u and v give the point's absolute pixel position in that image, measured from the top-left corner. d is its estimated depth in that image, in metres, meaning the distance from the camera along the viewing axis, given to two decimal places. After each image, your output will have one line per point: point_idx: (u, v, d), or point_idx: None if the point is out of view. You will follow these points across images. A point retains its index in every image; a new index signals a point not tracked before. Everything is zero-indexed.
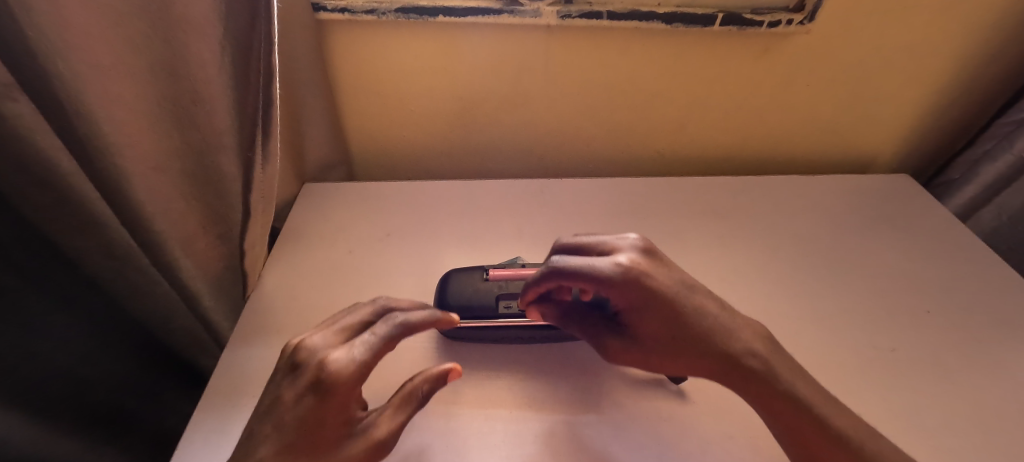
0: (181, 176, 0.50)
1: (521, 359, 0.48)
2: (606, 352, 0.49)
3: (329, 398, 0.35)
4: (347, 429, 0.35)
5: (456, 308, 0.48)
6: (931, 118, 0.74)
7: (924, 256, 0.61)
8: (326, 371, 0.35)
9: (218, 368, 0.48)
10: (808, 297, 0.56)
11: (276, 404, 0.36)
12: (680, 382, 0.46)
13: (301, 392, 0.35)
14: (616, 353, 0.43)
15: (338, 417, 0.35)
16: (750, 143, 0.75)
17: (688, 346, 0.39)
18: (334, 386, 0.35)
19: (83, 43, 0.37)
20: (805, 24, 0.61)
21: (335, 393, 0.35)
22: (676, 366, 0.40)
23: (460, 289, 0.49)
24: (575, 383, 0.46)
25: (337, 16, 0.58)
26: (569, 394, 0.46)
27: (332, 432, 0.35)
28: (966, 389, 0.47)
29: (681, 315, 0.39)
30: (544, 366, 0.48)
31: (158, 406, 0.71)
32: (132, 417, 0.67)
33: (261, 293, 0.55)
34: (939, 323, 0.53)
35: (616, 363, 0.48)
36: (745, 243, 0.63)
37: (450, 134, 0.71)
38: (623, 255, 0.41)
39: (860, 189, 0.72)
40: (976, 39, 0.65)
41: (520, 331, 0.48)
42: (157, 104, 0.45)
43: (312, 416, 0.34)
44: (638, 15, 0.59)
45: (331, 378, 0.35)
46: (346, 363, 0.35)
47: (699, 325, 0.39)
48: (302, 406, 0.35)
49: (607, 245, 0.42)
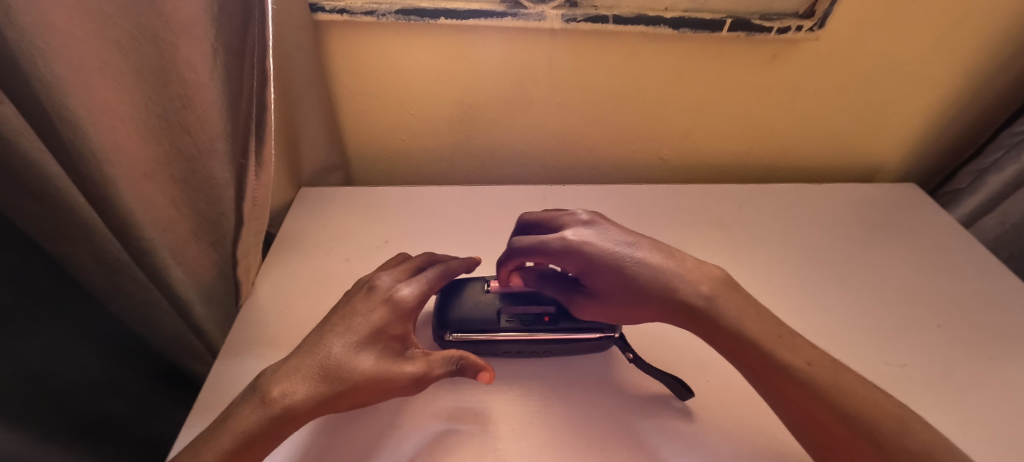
0: (172, 182, 0.48)
1: (523, 374, 0.47)
2: (610, 369, 0.48)
3: (395, 311, 0.44)
4: (402, 344, 0.42)
5: (456, 322, 0.46)
6: (939, 126, 0.73)
7: (931, 267, 0.60)
8: (395, 294, 0.45)
9: (208, 381, 0.46)
10: (816, 310, 0.55)
11: (349, 314, 0.44)
12: (686, 398, 0.45)
13: (374, 305, 0.44)
14: (582, 311, 0.45)
15: (398, 330, 0.43)
16: (756, 150, 0.74)
17: (633, 291, 0.43)
18: (401, 303, 0.44)
19: (66, 43, 0.35)
20: (814, 30, 0.60)
21: (402, 310, 0.44)
22: (634, 314, 0.44)
23: (461, 302, 0.48)
24: (577, 399, 0.45)
25: (335, 18, 0.56)
26: (572, 411, 0.44)
27: (390, 340, 0.42)
28: (981, 407, 0.46)
29: (622, 267, 0.44)
30: (546, 381, 0.46)
31: (151, 415, 0.69)
32: (125, 427, 0.65)
33: (253, 303, 0.54)
34: (951, 338, 0.52)
35: (619, 377, 0.47)
36: (750, 253, 0.62)
37: (450, 138, 0.70)
38: (569, 227, 0.48)
39: (865, 198, 0.71)
40: (987, 47, 0.64)
41: (522, 346, 0.46)
42: (145, 108, 0.43)
43: (379, 323, 0.43)
44: (645, 20, 0.57)
45: (398, 299, 0.44)
46: (410, 292, 0.45)
47: (642, 272, 0.44)
48: (372, 315, 0.43)
49: (559, 221, 0.49)
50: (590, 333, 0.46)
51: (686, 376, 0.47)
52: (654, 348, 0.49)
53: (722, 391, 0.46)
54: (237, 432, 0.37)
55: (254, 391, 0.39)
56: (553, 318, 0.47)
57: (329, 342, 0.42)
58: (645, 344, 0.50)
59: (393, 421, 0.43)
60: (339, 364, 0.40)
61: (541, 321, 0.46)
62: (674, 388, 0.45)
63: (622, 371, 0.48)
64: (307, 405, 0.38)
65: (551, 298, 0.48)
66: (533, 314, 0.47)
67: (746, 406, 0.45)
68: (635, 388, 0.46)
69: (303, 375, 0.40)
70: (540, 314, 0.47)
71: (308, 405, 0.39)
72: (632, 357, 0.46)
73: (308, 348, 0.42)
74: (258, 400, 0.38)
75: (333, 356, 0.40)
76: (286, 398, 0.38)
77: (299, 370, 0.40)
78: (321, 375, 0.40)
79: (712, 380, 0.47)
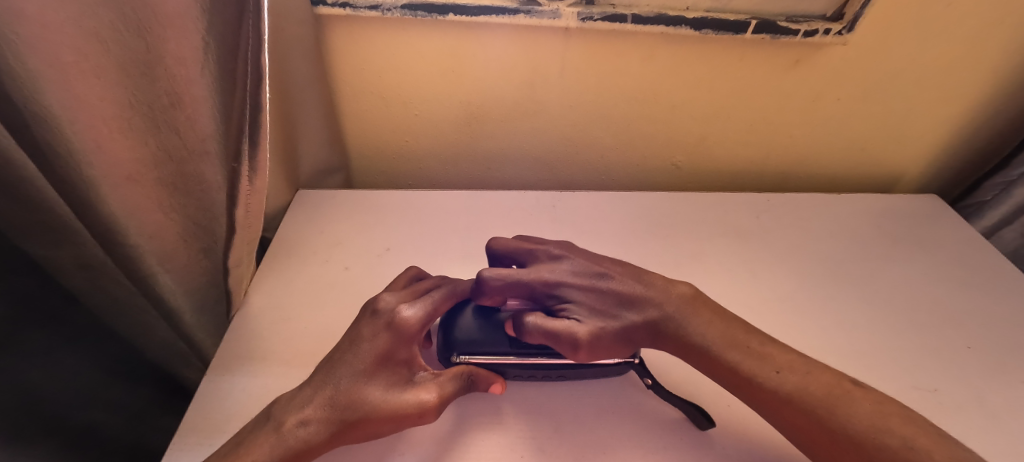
0: (160, 186, 0.45)
1: (532, 402, 0.44)
2: (626, 394, 0.45)
3: (400, 336, 0.41)
4: (410, 369, 0.40)
5: (463, 342, 0.43)
6: (964, 136, 0.70)
7: (957, 285, 0.58)
8: (397, 317, 0.42)
9: (195, 398, 0.43)
10: (839, 328, 0.52)
11: (354, 340, 0.41)
12: (706, 429, 0.42)
13: (378, 329, 0.41)
14: (584, 344, 0.40)
15: (404, 354, 0.40)
16: (772, 158, 0.72)
17: (617, 317, 0.42)
18: (406, 325, 0.41)
19: (41, 33, 0.33)
20: (842, 34, 0.57)
21: (403, 333, 0.41)
22: (626, 343, 0.42)
23: (467, 323, 0.44)
24: (590, 431, 0.42)
25: (337, 12, 0.53)
26: (579, 447, 0.40)
27: (398, 366, 0.40)
28: (1020, 436, 0.43)
29: (600, 296, 0.43)
30: (557, 409, 0.43)
31: (145, 425, 0.65)
32: (118, 438, 0.62)
33: (245, 314, 0.50)
34: (983, 360, 0.49)
35: (635, 405, 0.44)
36: (769, 266, 0.59)
37: (455, 140, 0.67)
38: (540, 261, 0.46)
39: (888, 210, 0.69)
40: (1020, 54, 0.61)
41: (535, 370, 0.43)
42: (130, 107, 0.40)
43: (384, 349, 0.40)
44: (664, 19, 0.54)
45: (403, 321, 0.41)
46: (414, 312, 0.42)
47: (620, 297, 0.43)
48: (377, 340, 0.40)
49: (529, 254, 0.47)
50: (610, 360, 0.43)
51: (705, 401, 0.44)
52: (672, 371, 0.47)
53: (745, 417, 0.43)
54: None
55: (265, 423, 0.38)
56: None
57: (337, 371, 0.40)
58: (661, 366, 0.47)
59: (393, 450, 0.40)
60: (349, 395, 0.38)
61: None
62: (694, 418, 0.42)
63: (639, 397, 0.44)
64: (320, 440, 0.37)
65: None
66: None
67: (769, 434, 0.42)
68: (653, 415, 0.43)
69: (314, 407, 0.38)
70: None
71: (321, 439, 0.37)
72: (651, 383, 0.43)
73: (317, 377, 0.40)
74: (269, 435, 0.36)
75: (342, 387, 0.38)
76: (299, 433, 0.37)
77: (310, 402, 0.38)
78: (332, 407, 0.38)
79: (734, 405, 0.44)
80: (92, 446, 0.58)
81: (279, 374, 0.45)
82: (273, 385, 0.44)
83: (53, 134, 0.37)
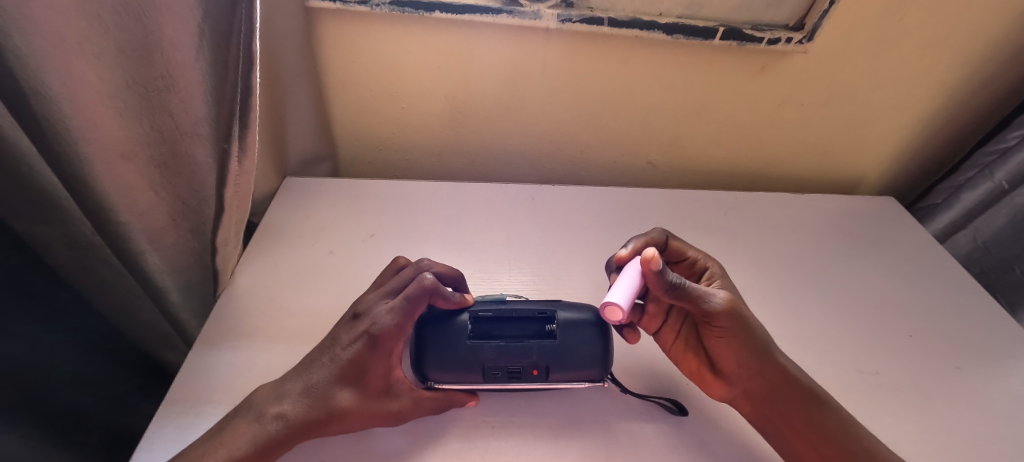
0: (152, 166, 0.47)
1: (507, 397, 0.46)
2: (599, 393, 0.47)
3: (377, 349, 0.41)
4: (387, 381, 0.42)
5: (436, 373, 0.43)
6: (918, 143, 0.75)
7: (907, 279, 0.62)
8: (375, 326, 0.42)
9: (183, 371, 0.45)
10: (796, 316, 0.56)
11: (333, 343, 0.42)
12: (676, 415, 0.45)
13: (356, 336, 0.42)
14: (728, 309, 0.42)
15: (381, 365, 0.41)
16: (741, 159, 0.75)
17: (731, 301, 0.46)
18: (383, 338, 0.41)
19: (42, 17, 0.35)
20: (803, 43, 0.61)
21: (380, 345, 0.41)
22: (750, 334, 0.43)
23: (439, 353, 0.43)
24: (561, 424, 0.44)
25: (327, 6, 0.55)
26: (550, 438, 0.43)
27: (373, 375, 0.41)
28: (950, 415, 0.47)
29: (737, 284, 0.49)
30: (531, 406, 0.46)
31: (132, 411, 0.66)
32: (107, 421, 0.63)
33: (232, 292, 0.52)
34: (922, 347, 0.54)
35: (605, 397, 0.46)
36: (734, 259, 0.62)
37: (442, 134, 0.69)
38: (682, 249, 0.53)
39: (848, 210, 0.73)
40: (967, 66, 0.66)
41: (507, 389, 0.45)
42: (126, 89, 0.42)
43: (361, 358, 0.41)
44: (638, 24, 0.58)
45: (380, 332, 0.41)
46: (392, 320, 0.42)
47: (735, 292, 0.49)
48: (354, 348, 0.41)
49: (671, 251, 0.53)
50: (582, 382, 0.45)
51: (667, 380, 0.48)
52: (637, 353, 0.50)
53: (699, 399, 0.47)
54: (232, 452, 0.37)
55: (247, 411, 0.40)
56: (543, 371, 0.43)
57: (316, 369, 0.41)
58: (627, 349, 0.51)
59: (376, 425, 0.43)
60: (325, 396, 0.40)
61: (530, 373, 0.43)
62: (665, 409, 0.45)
63: (609, 394, 0.47)
64: (294, 434, 0.39)
65: (543, 351, 0.43)
66: (521, 366, 0.43)
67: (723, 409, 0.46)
68: (623, 407, 0.46)
69: (291, 402, 0.40)
70: (529, 368, 0.43)
71: (297, 432, 0.39)
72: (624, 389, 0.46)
73: (297, 372, 0.42)
74: (249, 424, 0.38)
75: (319, 387, 0.40)
76: (277, 424, 0.39)
77: (288, 396, 0.40)
78: (307, 404, 0.39)
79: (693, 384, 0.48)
80: (82, 427, 0.59)
81: (265, 350, 0.47)
82: (260, 359, 0.46)
83: (50, 110, 0.39)
